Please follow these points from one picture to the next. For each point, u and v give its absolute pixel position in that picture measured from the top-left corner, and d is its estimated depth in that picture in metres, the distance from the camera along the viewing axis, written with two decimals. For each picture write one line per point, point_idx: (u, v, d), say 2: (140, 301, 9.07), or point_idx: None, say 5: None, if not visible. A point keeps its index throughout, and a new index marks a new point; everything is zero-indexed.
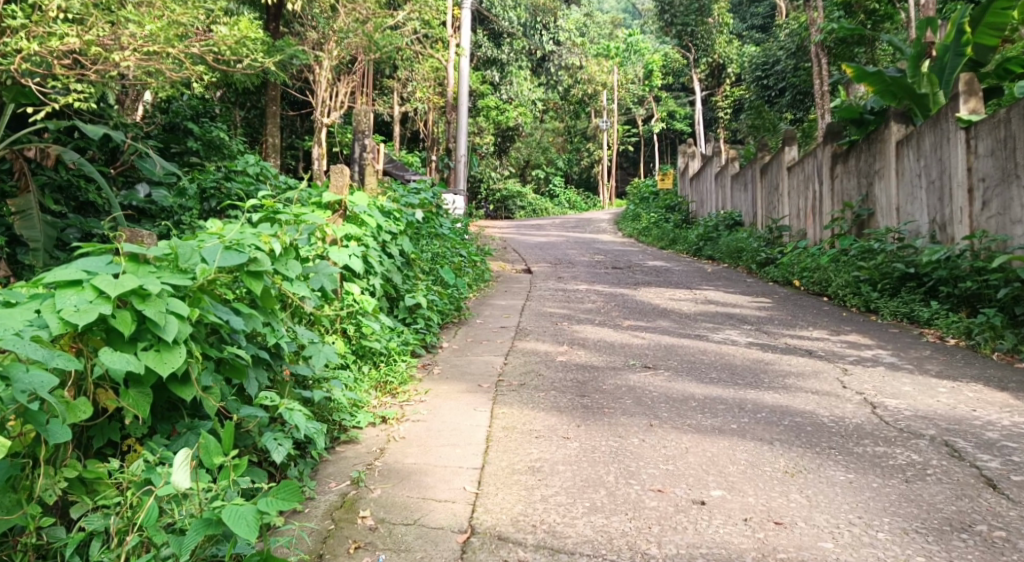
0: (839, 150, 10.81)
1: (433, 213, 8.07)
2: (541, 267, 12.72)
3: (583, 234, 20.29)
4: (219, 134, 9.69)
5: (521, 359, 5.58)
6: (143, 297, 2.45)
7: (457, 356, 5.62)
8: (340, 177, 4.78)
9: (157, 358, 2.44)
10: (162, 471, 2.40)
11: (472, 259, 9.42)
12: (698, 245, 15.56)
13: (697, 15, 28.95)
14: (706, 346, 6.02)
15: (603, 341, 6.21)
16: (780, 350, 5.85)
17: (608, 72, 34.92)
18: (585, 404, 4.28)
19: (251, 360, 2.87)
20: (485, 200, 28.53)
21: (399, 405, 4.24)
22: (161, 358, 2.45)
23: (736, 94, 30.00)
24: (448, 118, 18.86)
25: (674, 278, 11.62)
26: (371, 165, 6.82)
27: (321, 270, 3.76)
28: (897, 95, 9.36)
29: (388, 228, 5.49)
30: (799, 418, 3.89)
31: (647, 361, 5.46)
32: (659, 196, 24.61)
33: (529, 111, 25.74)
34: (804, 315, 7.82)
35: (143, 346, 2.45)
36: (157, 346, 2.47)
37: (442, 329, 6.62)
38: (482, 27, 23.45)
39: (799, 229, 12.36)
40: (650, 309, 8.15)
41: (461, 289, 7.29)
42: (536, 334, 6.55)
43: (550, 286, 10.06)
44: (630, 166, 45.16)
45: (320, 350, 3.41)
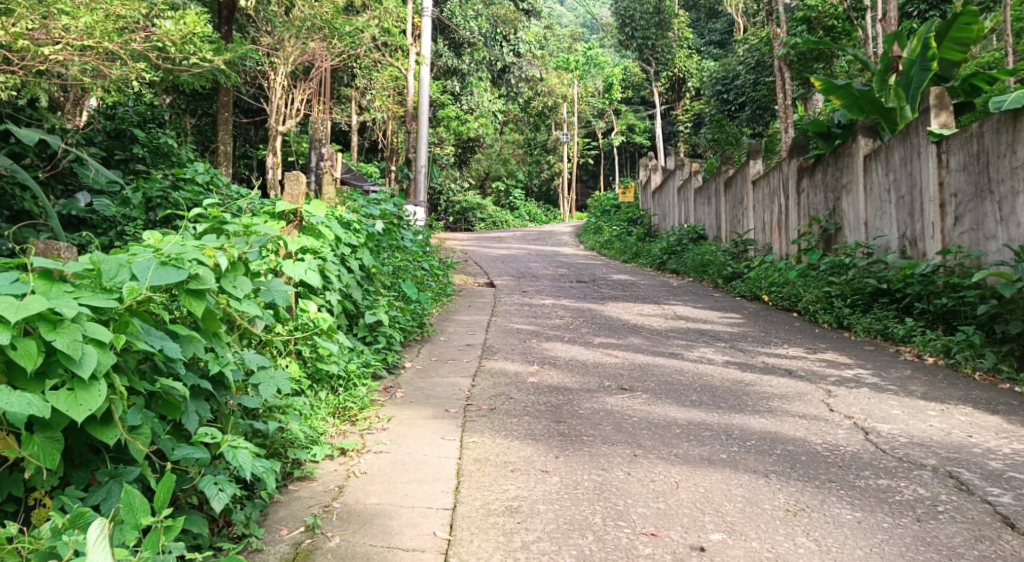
0: (805, 164, 10.73)
1: (395, 225, 7.73)
2: (504, 281, 12.42)
3: (545, 247, 20.05)
4: (167, 140, 9.26)
5: (489, 380, 5.26)
6: (52, 323, 2.11)
7: (421, 378, 5.29)
8: (296, 185, 4.47)
9: (70, 396, 2.10)
10: (70, 540, 2.07)
11: (434, 273, 9.09)
12: (661, 259, 15.40)
13: (657, 29, 29.11)
14: (682, 365, 5.77)
15: (574, 360, 5.93)
16: (758, 370, 5.62)
17: (568, 85, 34.87)
18: (562, 431, 3.98)
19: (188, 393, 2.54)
20: (444, 212, 28.20)
21: (360, 434, 3.91)
22: (75, 397, 2.10)
23: (696, 108, 30.11)
24: (408, 128, 18.53)
25: (640, 293, 11.41)
26: (329, 174, 6.47)
27: (273, 286, 3.46)
28: (865, 109, 9.21)
29: (347, 241, 5.16)
30: (792, 446, 3.65)
31: (622, 382, 5.18)
32: (620, 209, 24.51)
33: (490, 123, 25.50)
34: (776, 331, 7.63)
35: (53, 383, 2.10)
36: (70, 383, 2.12)
37: (405, 348, 6.27)
38: (442, 37, 23.19)
39: (765, 243, 12.25)
40: (619, 325, 7.90)
41: (424, 304, 6.96)
42: (503, 352, 6.24)
43: (515, 301, 9.76)
44: (590, 180, 45.15)
45: (270, 379, 3.10)
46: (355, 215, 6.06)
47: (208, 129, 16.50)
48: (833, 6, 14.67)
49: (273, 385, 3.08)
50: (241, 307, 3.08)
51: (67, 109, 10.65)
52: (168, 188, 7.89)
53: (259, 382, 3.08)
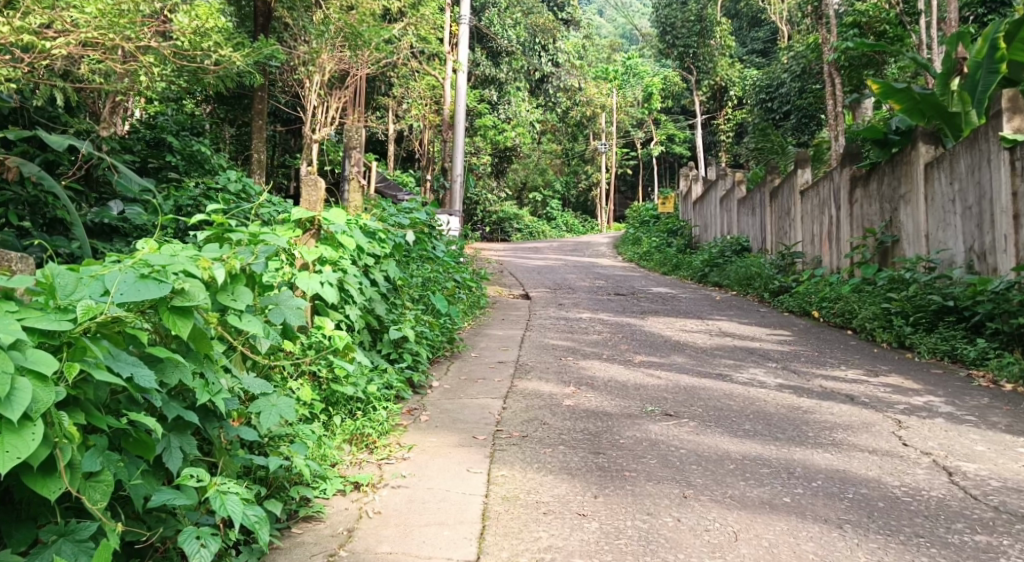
0: (858, 173, 10.18)
1: (426, 234, 7.40)
2: (541, 293, 12.03)
3: (582, 259, 19.61)
4: (201, 147, 9.13)
5: (520, 403, 4.85)
6: None
7: (450, 400, 4.89)
8: (314, 192, 4.13)
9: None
10: None
11: (466, 285, 8.74)
12: (703, 272, 14.89)
13: (698, 38, 28.65)
14: (732, 389, 5.32)
15: (614, 381, 5.50)
16: (817, 395, 5.14)
17: (606, 94, 34.45)
18: (601, 465, 3.57)
19: (166, 429, 2.22)
20: (481, 222, 27.88)
21: (377, 464, 3.53)
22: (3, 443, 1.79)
23: (738, 117, 29.47)
24: (444, 137, 18.27)
25: (681, 307, 10.93)
26: (356, 181, 6.11)
27: (283, 301, 3.11)
28: (925, 113, 8.79)
29: (370, 251, 4.79)
30: (865, 489, 3.20)
31: (666, 407, 4.75)
32: (660, 220, 24.01)
33: (528, 132, 25.14)
34: (831, 351, 7.13)
35: None
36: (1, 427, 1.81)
37: (433, 365, 5.90)
38: (480, 46, 22.91)
39: (814, 256, 11.70)
40: (661, 342, 7.45)
41: (455, 318, 6.60)
42: (538, 371, 5.83)
43: (551, 314, 9.36)
44: (628, 191, 44.57)
45: (272, 407, 2.74)
46: (380, 222, 5.70)
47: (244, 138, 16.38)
48: (885, 12, 14.09)
49: (275, 415, 2.71)
50: (243, 325, 2.74)
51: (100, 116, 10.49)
52: (199, 196, 7.71)
53: (259, 411, 2.72)
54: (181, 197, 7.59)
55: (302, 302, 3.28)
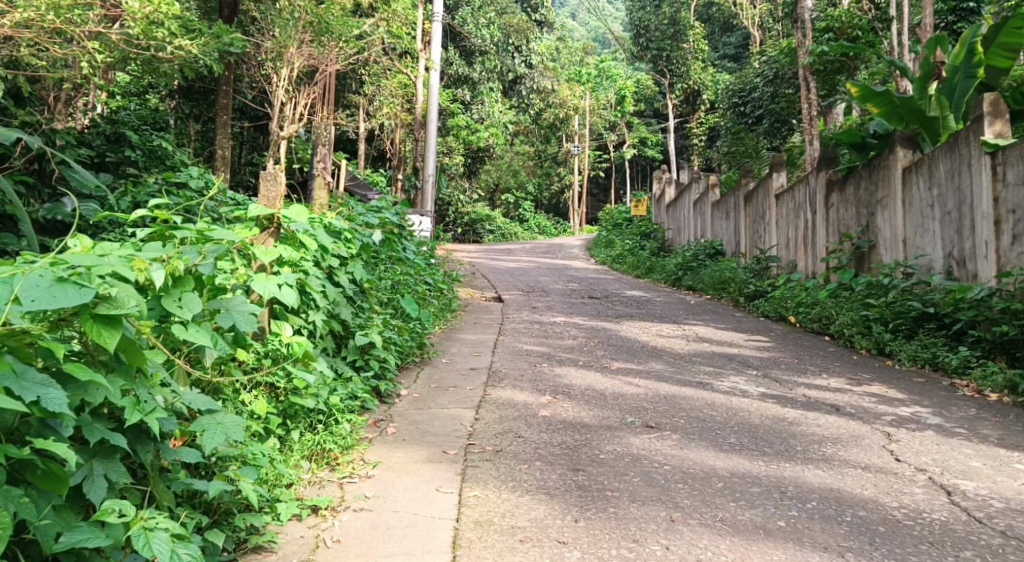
0: (835, 177, 10.06)
1: (395, 235, 7.12)
2: (513, 295, 11.77)
3: (555, 261, 19.40)
4: (162, 142, 8.80)
5: (493, 413, 4.61)
6: None
7: (418, 410, 4.63)
8: (273, 188, 3.83)
9: None
10: None
11: (437, 287, 8.48)
12: (677, 275, 14.75)
13: (672, 41, 28.63)
14: (713, 398, 5.10)
15: (591, 390, 5.26)
16: (801, 405, 4.95)
17: (579, 97, 34.30)
18: (581, 483, 3.34)
19: (82, 458, 2.03)
20: (452, 224, 27.53)
21: (338, 484, 3.28)
22: None
23: (711, 121, 29.40)
24: (416, 136, 17.97)
25: (656, 311, 10.73)
26: (323, 178, 5.81)
27: (233, 306, 2.86)
28: (904, 118, 8.62)
29: (335, 251, 4.51)
30: (863, 512, 3.02)
31: (646, 418, 4.53)
32: (632, 223, 23.89)
33: (500, 133, 24.87)
34: (811, 358, 6.97)
35: None
36: None
37: (402, 372, 5.63)
38: (453, 45, 22.39)
39: (789, 260, 11.58)
40: (638, 348, 7.23)
41: (424, 323, 6.34)
42: (512, 379, 5.58)
43: (524, 318, 9.11)
44: (600, 194, 44.51)
45: (217, 426, 2.49)
46: (345, 221, 5.40)
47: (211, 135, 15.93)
48: (858, 17, 14.04)
49: (221, 435, 2.47)
50: (185, 334, 2.51)
51: (56, 110, 10.05)
52: (158, 192, 7.40)
53: (202, 430, 2.47)
54: (138, 194, 7.25)
55: (258, 307, 3.04)
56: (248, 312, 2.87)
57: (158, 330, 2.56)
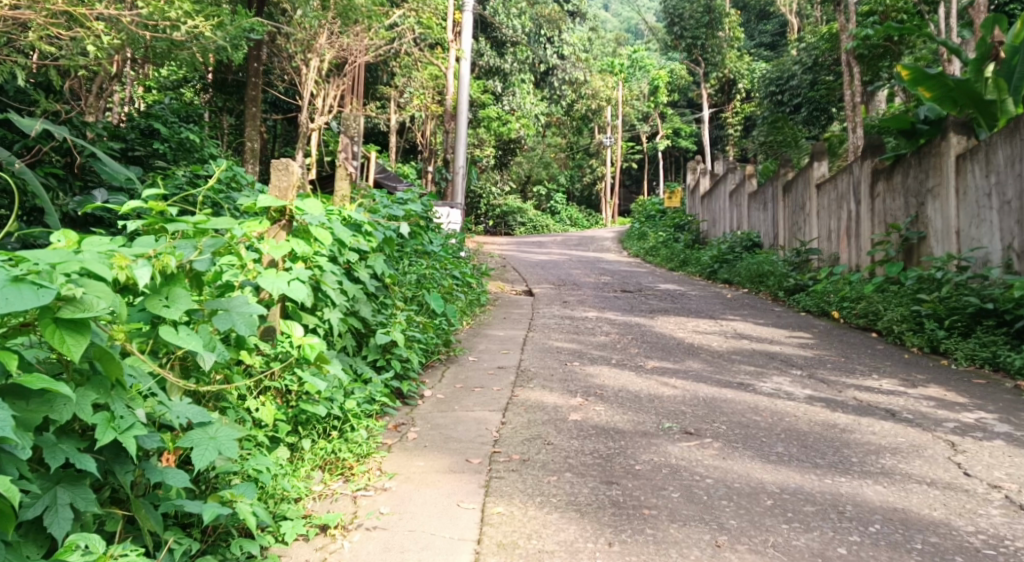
0: (881, 166, 9.63)
1: (421, 227, 6.87)
2: (545, 289, 11.46)
3: (586, 254, 19.05)
4: (191, 136, 8.61)
5: (520, 417, 4.33)
6: None
7: (442, 412, 4.36)
8: (284, 177, 3.55)
9: None
10: None
11: (465, 281, 8.22)
12: (713, 268, 14.36)
13: (707, 29, 28.10)
14: (756, 401, 4.77)
15: (625, 391, 4.96)
16: (852, 409, 4.60)
17: (612, 88, 33.82)
18: (614, 498, 3.04)
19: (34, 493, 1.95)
20: (483, 216, 27.26)
21: (352, 497, 3.01)
22: None
23: (747, 110, 28.80)
24: (447, 128, 17.72)
25: (692, 305, 10.36)
26: (345, 168, 5.55)
27: (234, 307, 2.62)
28: (958, 102, 8.19)
29: (354, 245, 4.24)
30: (934, 538, 2.72)
31: (685, 423, 4.21)
32: (666, 215, 23.44)
33: (532, 124, 24.52)
34: (858, 356, 6.58)
35: None
36: None
37: (426, 370, 5.37)
38: (484, 35, 22.16)
39: (831, 253, 11.14)
40: (674, 345, 6.90)
41: (450, 320, 6.07)
42: (541, 378, 5.28)
43: (555, 313, 8.82)
44: (633, 185, 43.99)
45: (208, 442, 2.27)
46: (366, 212, 5.15)
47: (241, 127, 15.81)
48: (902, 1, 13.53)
49: (213, 452, 2.25)
50: (176, 338, 2.28)
51: (85, 102, 9.91)
52: (186, 185, 7.25)
53: (193, 447, 2.25)
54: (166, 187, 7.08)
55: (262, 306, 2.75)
56: (247, 315, 2.62)
57: (146, 336, 2.34)
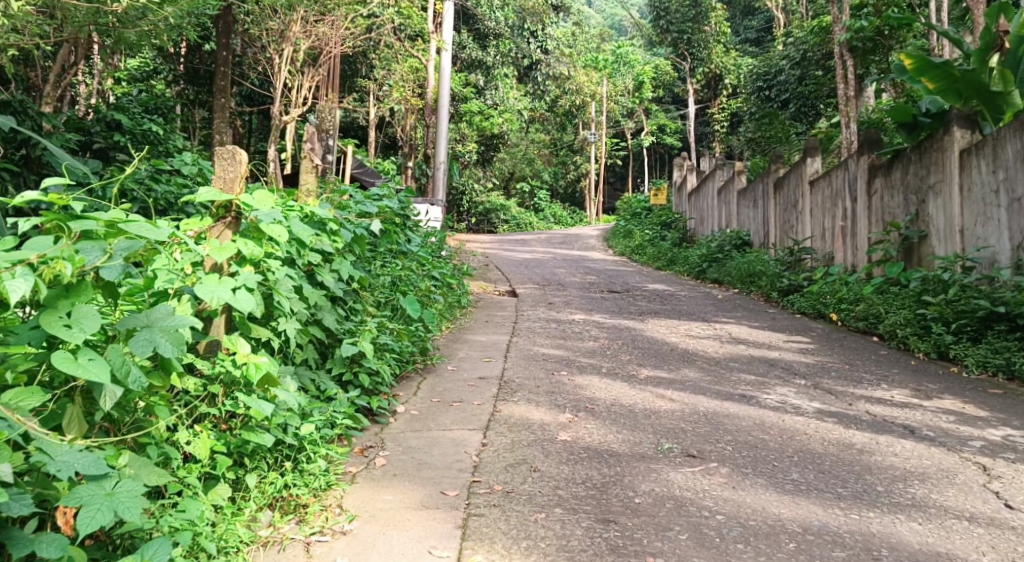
0: (879, 161, 9.27)
1: (397, 226, 6.41)
2: (529, 289, 11.03)
3: (571, 252, 18.63)
4: (154, 126, 8.14)
5: (502, 437, 3.89)
6: None
7: (416, 432, 3.91)
8: (232, 167, 3.08)
9: None
10: None
11: (444, 282, 7.77)
12: (701, 267, 13.99)
13: (693, 23, 27.71)
14: (762, 416, 4.36)
15: (618, 406, 4.53)
16: (868, 426, 4.20)
17: (597, 83, 33.38)
18: (614, 544, 2.62)
19: None
20: (466, 213, 26.75)
21: (304, 547, 2.57)
22: None
23: (734, 106, 28.47)
24: (427, 122, 17.22)
25: (682, 306, 9.97)
26: (310, 160, 5.08)
27: (155, 322, 2.20)
28: (963, 95, 7.83)
29: (315, 245, 3.79)
30: None
31: (687, 444, 3.79)
32: (652, 212, 23.06)
33: (515, 119, 24.04)
34: (863, 363, 6.21)
35: None
36: None
37: (401, 382, 4.93)
38: (466, 27, 21.70)
39: (825, 252, 10.78)
40: (667, 351, 6.49)
41: (428, 326, 5.62)
42: (525, 391, 4.84)
43: (540, 315, 8.39)
44: (617, 182, 43.63)
45: (97, 502, 1.96)
46: (332, 208, 4.69)
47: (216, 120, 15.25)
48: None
49: (107, 512, 1.95)
50: (69, 367, 1.96)
51: (43, 91, 9.32)
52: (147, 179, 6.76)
53: (82, 506, 1.96)
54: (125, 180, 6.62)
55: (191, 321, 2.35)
56: (169, 334, 2.20)
57: (49, 354, 2.05)
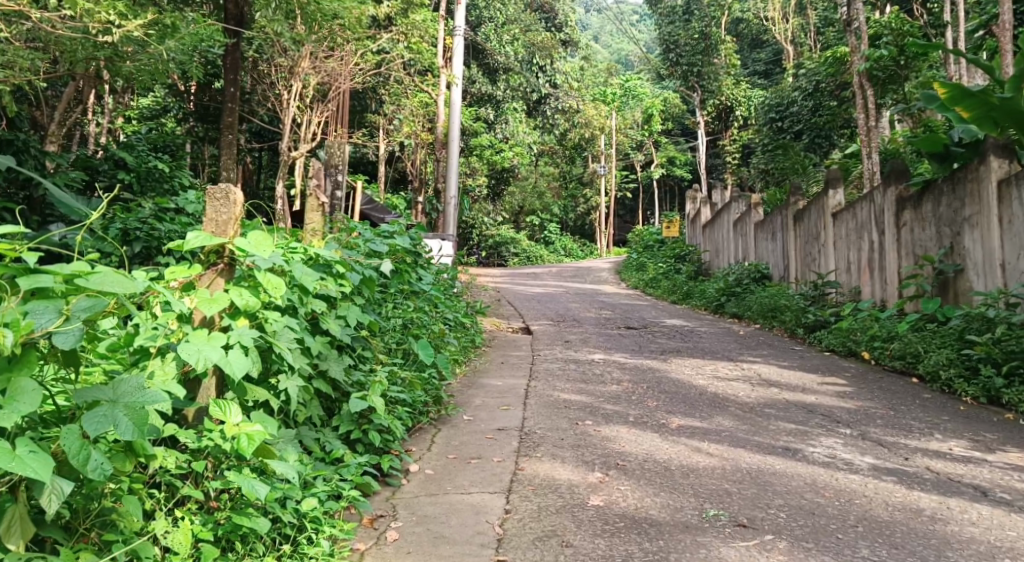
0: (907, 193, 8.91)
1: (409, 264, 6.04)
2: (543, 326, 10.64)
3: (584, 286, 18.25)
4: (160, 164, 7.86)
5: (526, 502, 3.48)
6: None
7: (430, 497, 3.51)
8: (224, 208, 2.71)
9: None
10: None
11: (458, 323, 7.40)
12: (719, 301, 13.60)
13: (703, 56, 27.50)
14: (813, 474, 3.95)
15: (651, 461, 4.14)
16: (933, 487, 3.80)
17: (606, 116, 33.17)
18: None
19: None
20: (476, 247, 26.41)
21: None
22: None
23: (744, 138, 28.16)
24: (437, 156, 16.97)
25: (704, 344, 9.57)
26: (316, 196, 4.72)
27: (120, 398, 2.09)
28: (1001, 122, 7.49)
29: (320, 290, 3.43)
30: None
31: (734, 510, 3.38)
32: (665, 245, 22.68)
33: (526, 152, 23.76)
34: (909, 410, 5.83)
35: None
36: None
37: (414, 435, 4.54)
38: (476, 62, 21.56)
39: (852, 286, 10.38)
40: (697, 396, 6.10)
41: (441, 372, 5.22)
42: (548, 445, 4.43)
43: (558, 355, 8.02)
44: (627, 215, 43.37)
45: None
46: (339, 248, 4.33)
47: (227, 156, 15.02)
48: (910, 24, 12.92)
49: None
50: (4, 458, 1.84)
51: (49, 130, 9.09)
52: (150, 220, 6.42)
53: None
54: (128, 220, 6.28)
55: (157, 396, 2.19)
56: (131, 411, 2.08)
57: None
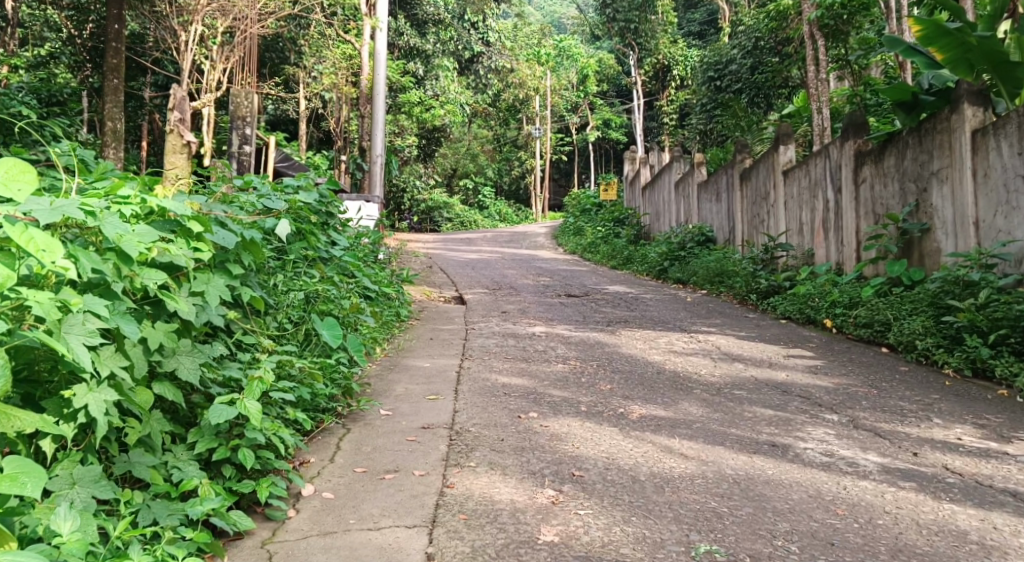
0: (867, 147, 8.25)
1: (318, 227, 5.08)
2: (478, 295, 9.71)
3: (519, 250, 17.39)
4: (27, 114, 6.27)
5: (455, 542, 2.62)
6: None
7: (324, 538, 2.62)
8: None
9: None
10: None
11: (378, 296, 6.41)
12: (662, 266, 12.90)
13: (639, 11, 26.11)
14: (814, 482, 3.17)
15: (614, 470, 3.29)
16: (965, 496, 3.05)
17: (540, 77, 32.10)
18: None
19: None
20: (408, 212, 25.18)
21: None
22: None
23: (681, 99, 27.40)
24: (361, 113, 15.74)
25: (653, 312, 8.81)
26: None
27: None
28: (976, 65, 6.82)
29: (156, 259, 2.52)
30: None
31: (730, 545, 2.60)
32: (602, 209, 21.90)
33: (458, 112, 22.59)
34: (893, 387, 5.14)
35: None
36: None
37: (313, 442, 3.59)
38: (403, 13, 20.23)
39: (804, 248, 9.74)
40: (654, 376, 5.29)
41: (350, 360, 4.27)
42: (484, 449, 3.55)
43: (493, 329, 7.13)
44: (562, 178, 42.65)
45: None
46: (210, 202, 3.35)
47: (132, 115, 13.63)
48: None
49: None
50: None
51: None
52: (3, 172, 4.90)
53: None
54: None
55: None
56: None
57: None
